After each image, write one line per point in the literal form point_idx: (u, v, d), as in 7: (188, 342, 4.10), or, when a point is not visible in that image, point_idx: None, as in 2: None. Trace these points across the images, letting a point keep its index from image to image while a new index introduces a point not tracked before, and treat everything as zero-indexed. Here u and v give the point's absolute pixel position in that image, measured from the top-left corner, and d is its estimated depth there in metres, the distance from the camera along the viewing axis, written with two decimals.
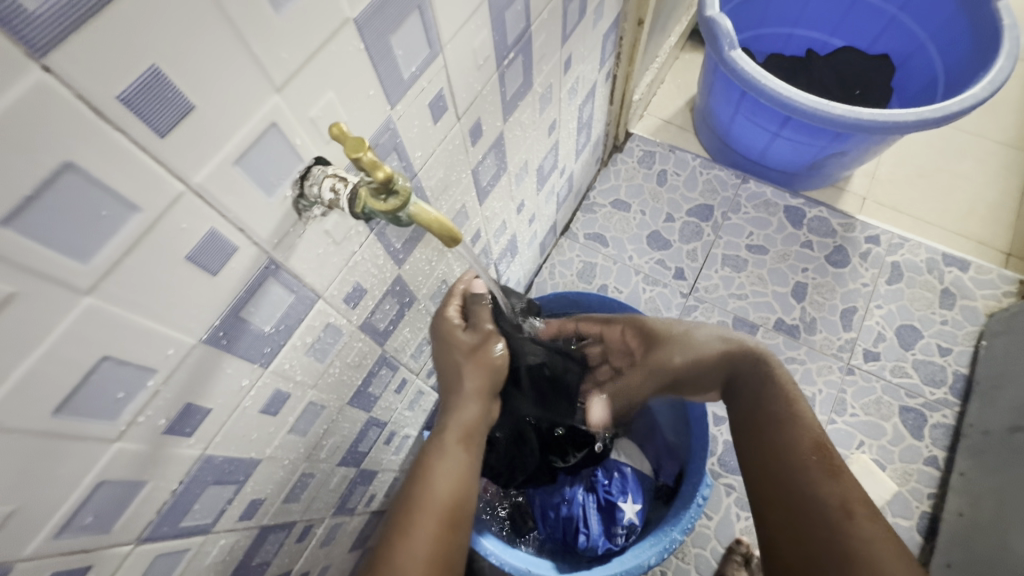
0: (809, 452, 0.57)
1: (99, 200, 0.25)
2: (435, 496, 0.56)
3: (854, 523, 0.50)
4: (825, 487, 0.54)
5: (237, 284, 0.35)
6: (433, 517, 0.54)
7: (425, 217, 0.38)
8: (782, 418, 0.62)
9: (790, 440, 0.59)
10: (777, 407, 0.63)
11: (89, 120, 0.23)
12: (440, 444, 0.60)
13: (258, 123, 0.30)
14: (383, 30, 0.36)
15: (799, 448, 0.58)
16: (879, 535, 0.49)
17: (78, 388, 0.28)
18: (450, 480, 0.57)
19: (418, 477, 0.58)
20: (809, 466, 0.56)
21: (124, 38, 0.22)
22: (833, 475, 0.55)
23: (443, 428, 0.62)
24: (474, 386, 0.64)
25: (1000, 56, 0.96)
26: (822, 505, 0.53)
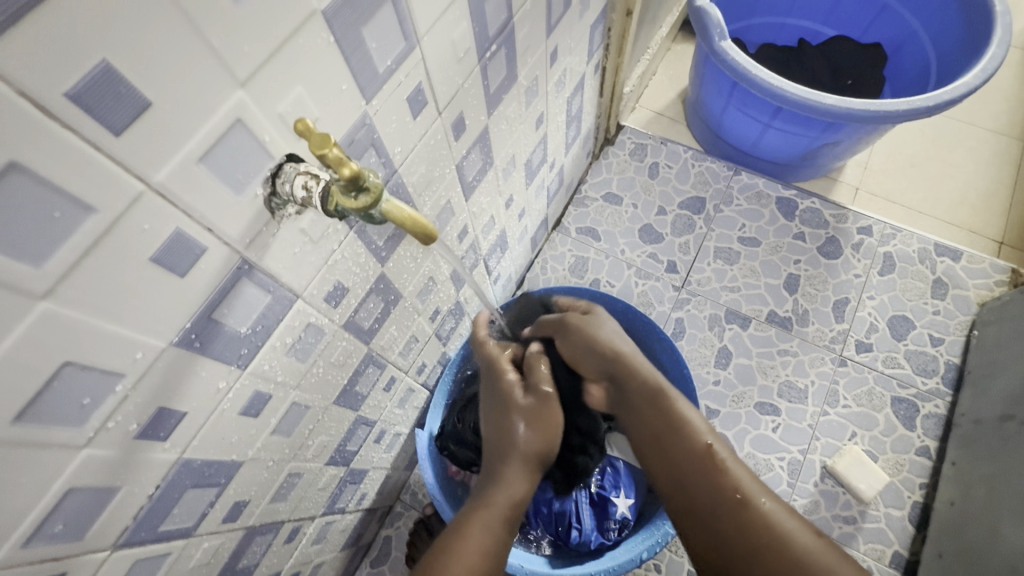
0: (704, 456, 0.60)
1: (51, 201, 0.24)
2: (467, 552, 0.55)
3: (754, 512, 0.55)
4: (722, 492, 0.58)
5: (209, 285, 0.34)
6: None
7: (397, 214, 0.37)
8: (670, 425, 0.64)
9: (685, 448, 0.62)
10: (665, 417, 0.64)
11: (34, 119, 0.22)
12: (481, 508, 0.59)
13: (221, 120, 0.30)
14: (354, 21, 0.35)
15: (694, 455, 0.61)
16: (776, 512, 0.55)
17: (39, 394, 0.27)
18: (482, 549, 0.55)
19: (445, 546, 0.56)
20: (704, 470, 0.60)
21: (66, 31, 0.21)
22: (729, 473, 0.59)
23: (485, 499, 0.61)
24: (526, 455, 0.65)
25: (992, 43, 0.95)
26: (726, 513, 0.57)
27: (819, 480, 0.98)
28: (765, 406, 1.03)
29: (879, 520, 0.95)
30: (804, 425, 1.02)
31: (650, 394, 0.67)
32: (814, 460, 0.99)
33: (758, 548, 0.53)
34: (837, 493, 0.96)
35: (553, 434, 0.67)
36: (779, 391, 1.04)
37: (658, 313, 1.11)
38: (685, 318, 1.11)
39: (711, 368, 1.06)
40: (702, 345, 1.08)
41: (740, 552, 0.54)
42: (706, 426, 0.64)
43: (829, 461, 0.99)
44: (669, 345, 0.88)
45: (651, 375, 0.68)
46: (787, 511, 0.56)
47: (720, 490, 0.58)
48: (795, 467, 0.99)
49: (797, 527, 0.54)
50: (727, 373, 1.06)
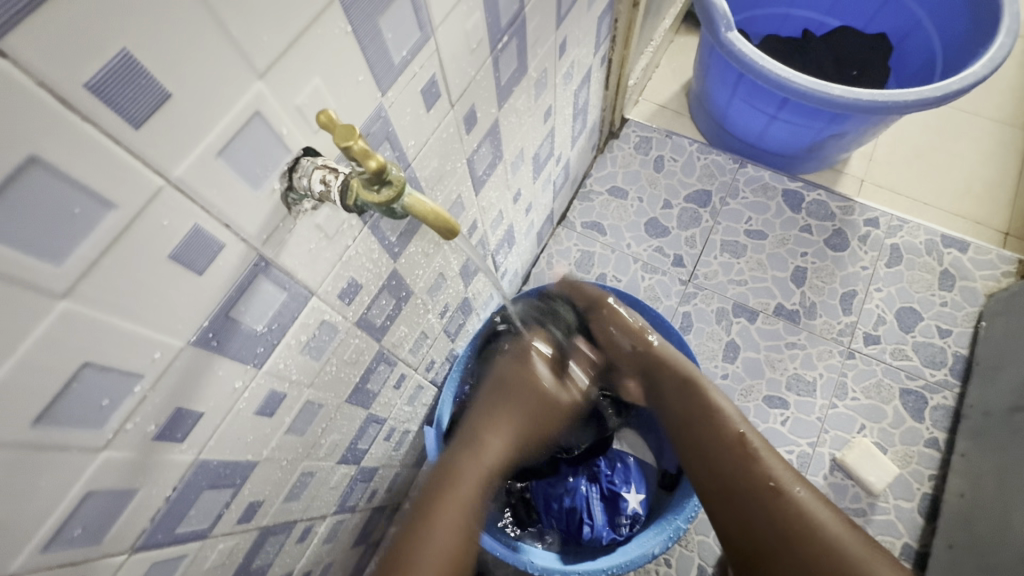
0: (738, 441, 0.62)
1: (69, 197, 0.23)
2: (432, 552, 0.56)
3: (787, 499, 0.56)
4: (757, 481, 0.59)
5: (225, 283, 0.33)
6: (437, 561, 0.55)
7: (421, 208, 0.36)
8: (702, 411, 0.67)
9: (720, 435, 0.64)
10: (703, 404, 0.68)
11: (53, 111, 0.21)
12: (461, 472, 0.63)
13: (240, 113, 0.29)
14: (370, 11, 0.34)
15: (728, 442, 0.63)
16: (811, 502, 0.56)
17: (58, 397, 0.27)
18: (452, 530, 0.58)
19: (424, 517, 0.58)
20: (733, 455, 0.62)
21: (88, 21, 0.20)
22: (763, 460, 0.60)
23: (466, 459, 0.65)
24: (506, 431, 0.69)
25: (1000, 32, 0.94)
26: (759, 497, 0.58)
27: (829, 472, 0.98)
28: (774, 400, 1.03)
29: (888, 512, 0.95)
30: (812, 418, 1.01)
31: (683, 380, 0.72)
32: (823, 452, 0.99)
33: (790, 533, 0.54)
34: (847, 486, 0.96)
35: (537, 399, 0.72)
36: (787, 384, 1.04)
37: (665, 307, 1.11)
38: (692, 312, 1.10)
39: (719, 362, 1.06)
40: (709, 339, 1.08)
41: (772, 535, 0.55)
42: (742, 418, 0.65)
43: (838, 454, 0.98)
44: (679, 339, 0.87)
45: (684, 363, 0.73)
46: (820, 501, 0.57)
47: (748, 473, 0.60)
48: (804, 460, 0.99)
49: (831, 517, 0.55)
50: (735, 367, 1.06)
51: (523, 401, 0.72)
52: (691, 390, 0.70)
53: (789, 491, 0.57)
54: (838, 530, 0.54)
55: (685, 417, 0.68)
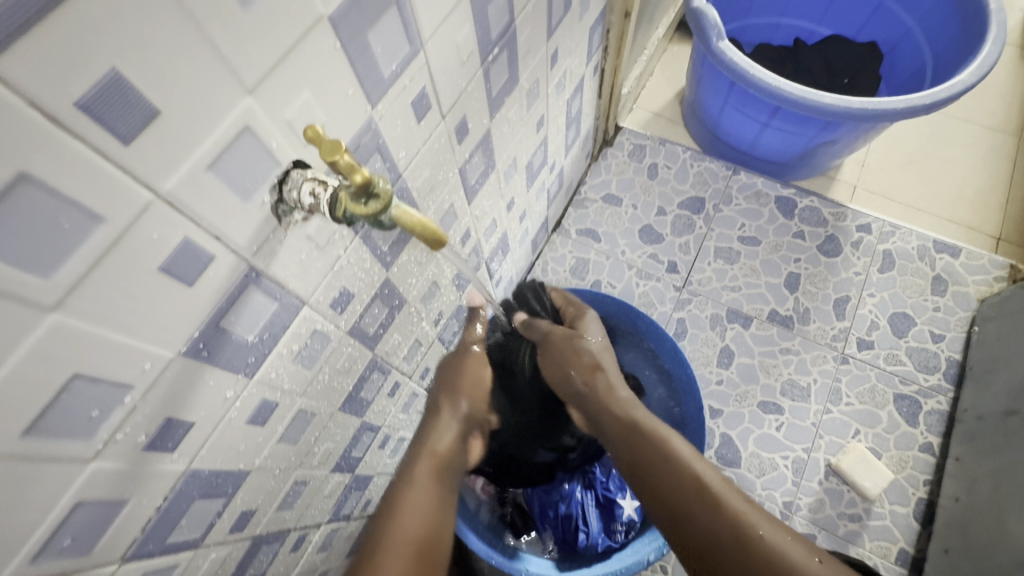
0: (695, 488, 0.58)
1: (59, 211, 0.24)
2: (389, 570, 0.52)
3: (756, 545, 0.52)
4: (722, 532, 0.54)
5: (216, 293, 0.34)
6: (404, 548, 0.55)
7: (408, 219, 0.37)
8: (656, 462, 0.62)
9: (675, 483, 0.59)
10: (648, 450, 0.63)
11: (43, 130, 0.22)
12: (418, 462, 0.65)
13: (229, 128, 0.29)
14: (359, 27, 0.34)
15: (683, 488, 0.58)
16: (780, 540, 0.53)
17: (47, 409, 0.27)
18: (420, 513, 0.59)
19: (386, 515, 0.58)
20: (692, 505, 0.57)
21: (79, 45, 0.21)
22: (724, 504, 0.56)
23: (420, 451, 0.66)
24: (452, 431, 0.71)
25: (987, 41, 0.96)
26: (729, 549, 0.54)
27: (824, 478, 0.98)
28: (769, 405, 1.03)
29: (884, 518, 0.95)
30: (807, 424, 1.02)
31: (631, 429, 0.66)
32: (819, 458, 0.99)
33: None
34: (842, 491, 0.96)
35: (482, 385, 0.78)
36: (782, 390, 1.04)
37: (660, 313, 1.11)
38: (687, 318, 1.11)
39: (714, 368, 1.06)
40: (704, 345, 1.08)
41: None
42: (693, 454, 0.61)
43: (833, 459, 0.99)
44: (672, 345, 0.88)
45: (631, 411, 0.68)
46: (788, 537, 0.53)
47: (713, 524, 0.55)
48: (799, 466, 0.99)
49: (802, 552, 0.52)
50: (730, 373, 1.06)
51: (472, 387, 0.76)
52: (634, 436, 0.65)
53: (749, 532, 0.53)
54: (803, 557, 0.51)
55: (636, 470, 0.64)
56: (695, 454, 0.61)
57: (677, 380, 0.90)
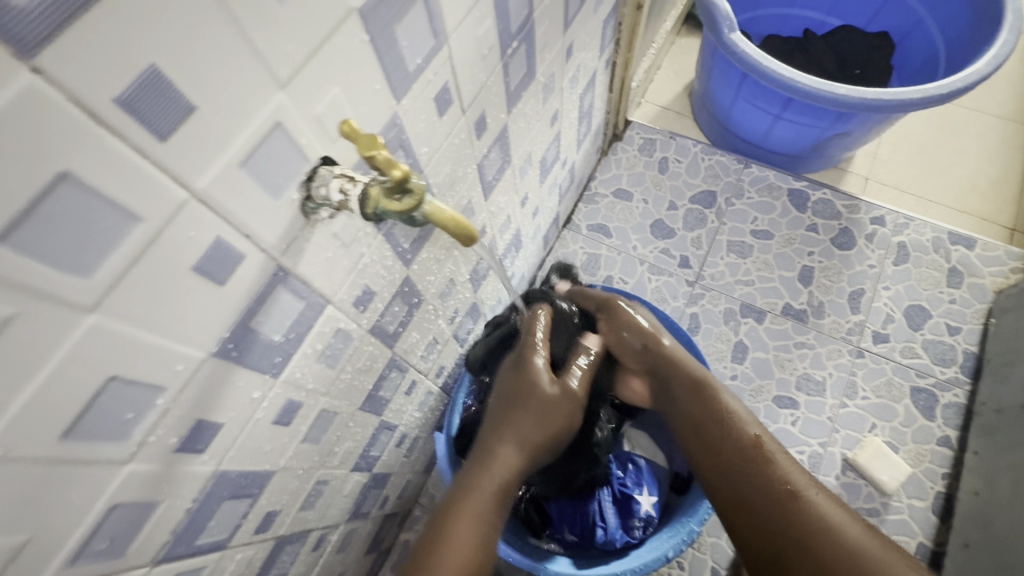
0: (752, 444, 0.61)
1: (98, 210, 0.23)
2: (450, 564, 0.52)
3: (802, 506, 0.54)
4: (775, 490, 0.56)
5: (246, 292, 0.33)
6: None
7: (440, 216, 0.36)
8: (714, 413, 0.65)
9: (731, 437, 0.62)
10: (718, 421, 0.64)
11: (84, 126, 0.21)
12: (479, 486, 0.58)
13: (262, 124, 0.29)
14: (387, 20, 0.34)
15: (736, 443, 0.62)
16: (826, 506, 0.54)
17: (85, 411, 0.27)
18: (468, 544, 0.54)
19: (439, 535, 0.54)
20: (745, 457, 0.60)
21: (121, 42, 0.21)
22: (779, 463, 0.58)
23: (480, 473, 0.59)
24: (527, 440, 0.61)
25: (1004, 29, 0.94)
26: (776, 504, 0.56)
27: (841, 472, 0.97)
28: (784, 400, 1.02)
29: (902, 512, 0.94)
30: (823, 418, 1.01)
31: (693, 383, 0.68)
32: (835, 452, 0.99)
33: (817, 546, 0.51)
34: (859, 485, 0.96)
35: (558, 420, 0.63)
36: (797, 384, 1.03)
37: (672, 309, 1.11)
38: (700, 313, 1.10)
39: (728, 363, 1.06)
40: (718, 340, 1.08)
41: (786, 545, 0.54)
42: (751, 417, 0.64)
43: (850, 454, 0.98)
44: (688, 341, 0.87)
45: (695, 367, 0.70)
46: (836, 504, 0.55)
47: (764, 478, 0.58)
48: (815, 461, 0.98)
49: (857, 530, 0.52)
50: (744, 367, 1.05)
51: (544, 415, 0.62)
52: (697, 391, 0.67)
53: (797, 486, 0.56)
54: (857, 531, 0.52)
55: (709, 443, 0.64)
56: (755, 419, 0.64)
57: None
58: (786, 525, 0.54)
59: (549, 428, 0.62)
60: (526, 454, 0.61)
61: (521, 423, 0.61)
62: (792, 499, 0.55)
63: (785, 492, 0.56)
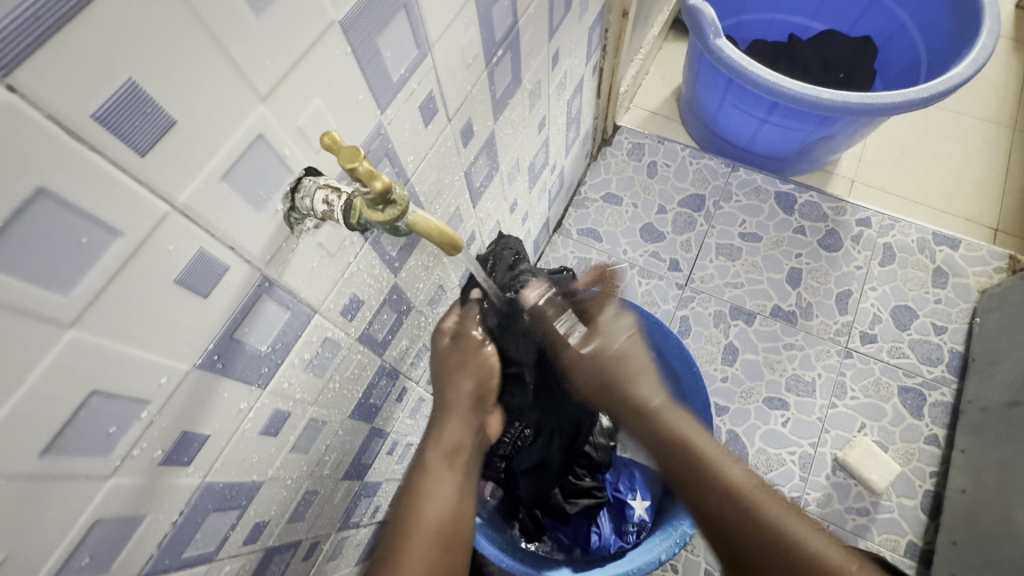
0: (743, 504, 0.55)
1: (76, 226, 0.23)
2: (429, 517, 0.54)
3: (812, 560, 0.52)
4: (783, 554, 0.52)
5: (230, 305, 0.33)
6: (427, 537, 0.53)
7: (424, 225, 0.37)
8: (695, 468, 0.58)
9: (717, 497, 0.57)
10: (709, 477, 0.58)
11: (60, 141, 0.21)
12: (432, 451, 0.59)
13: (243, 137, 0.29)
14: (369, 30, 0.34)
15: (727, 504, 0.56)
16: (834, 555, 0.52)
17: (65, 427, 0.27)
18: (441, 499, 0.56)
19: (407, 503, 0.55)
20: (741, 520, 0.55)
21: (98, 57, 0.21)
22: (779, 519, 0.54)
23: (430, 442, 0.60)
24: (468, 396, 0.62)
25: (982, 33, 0.96)
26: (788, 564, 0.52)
27: (831, 472, 0.98)
28: (774, 402, 1.03)
29: (891, 511, 0.95)
30: (813, 419, 1.02)
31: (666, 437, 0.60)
32: (825, 453, 0.99)
33: None
34: (850, 485, 0.97)
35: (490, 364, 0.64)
36: (786, 385, 1.04)
37: (663, 312, 1.11)
38: (690, 315, 1.11)
39: (718, 365, 1.06)
40: (708, 342, 1.08)
41: None
42: (740, 469, 0.58)
43: (840, 454, 0.99)
44: (678, 343, 0.87)
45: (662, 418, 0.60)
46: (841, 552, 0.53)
47: (770, 541, 0.53)
48: (806, 461, 0.99)
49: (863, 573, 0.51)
50: (734, 369, 1.06)
51: (479, 369, 0.63)
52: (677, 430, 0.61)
53: (801, 543, 0.53)
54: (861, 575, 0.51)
55: (700, 505, 0.58)
56: (738, 466, 0.58)
57: (683, 378, 0.90)
58: None
59: (490, 375, 0.64)
60: (478, 409, 0.63)
61: (456, 386, 0.61)
62: (798, 555, 0.52)
63: (777, 559, 0.53)
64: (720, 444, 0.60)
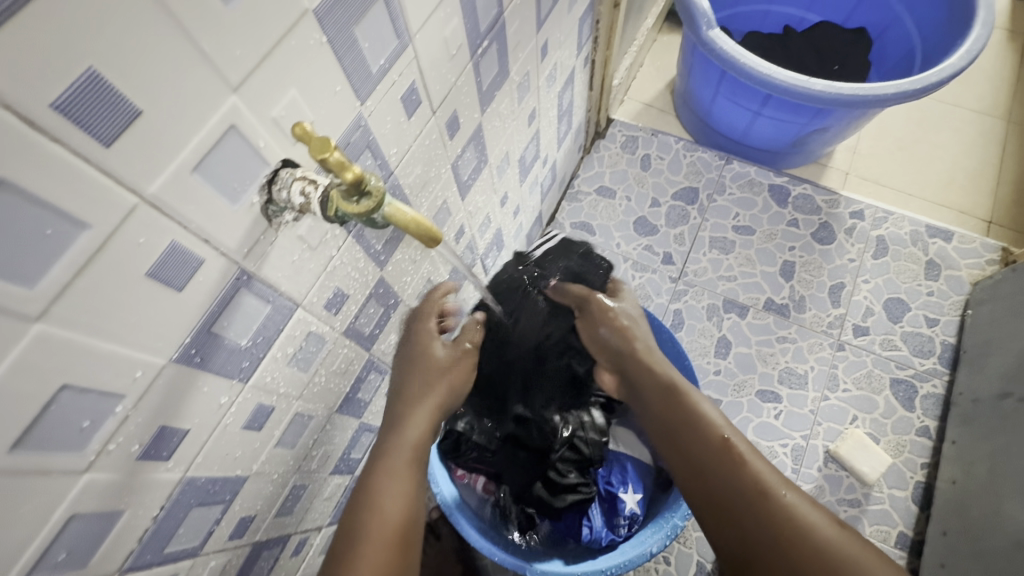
0: (722, 447, 0.60)
1: (39, 218, 0.23)
2: (386, 514, 0.51)
3: (773, 504, 0.55)
4: (748, 488, 0.57)
5: (206, 298, 0.33)
6: (381, 537, 0.50)
7: (401, 217, 0.36)
8: (685, 421, 0.65)
9: (701, 442, 0.62)
10: (726, 467, 0.59)
11: (19, 132, 0.21)
12: (392, 446, 0.56)
13: (214, 128, 0.28)
14: (345, 20, 0.34)
15: (708, 447, 0.61)
16: (798, 503, 0.55)
17: (36, 421, 0.26)
18: (397, 498, 0.53)
19: (362, 500, 0.52)
20: (719, 463, 0.59)
21: (55, 44, 0.20)
22: (749, 465, 0.58)
23: (390, 438, 0.57)
24: (435, 399, 0.61)
25: (976, 25, 0.96)
26: (748, 505, 0.56)
27: (823, 464, 0.98)
28: (766, 394, 1.03)
29: (882, 502, 0.96)
30: (805, 411, 1.02)
31: (665, 387, 0.69)
32: (817, 444, 1.00)
33: (784, 545, 0.52)
34: (841, 477, 0.97)
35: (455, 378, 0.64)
36: (779, 378, 1.04)
37: (656, 305, 1.11)
38: (683, 309, 1.11)
39: (711, 358, 1.06)
40: (701, 335, 1.08)
41: (764, 542, 0.53)
42: (723, 419, 0.63)
43: (831, 446, 0.99)
44: (669, 337, 0.87)
45: (665, 372, 0.70)
46: (807, 502, 0.55)
47: (738, 481, 0.57)
48: (798, 453, 0.99)
49: (823, 521, 0.53)
50: (727, 362, 1.06)
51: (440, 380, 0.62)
52: (691, 427, 0.63)
53: (769, 487, 0.56)
54: (821, 522, 0.53)
55: (682, 450, 0.63)
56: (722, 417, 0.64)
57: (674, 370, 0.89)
58: (762, 531, 0.54)
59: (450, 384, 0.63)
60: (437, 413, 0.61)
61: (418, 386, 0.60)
62: (762, 498, 0.55)
63: (745, 498, 0.56)
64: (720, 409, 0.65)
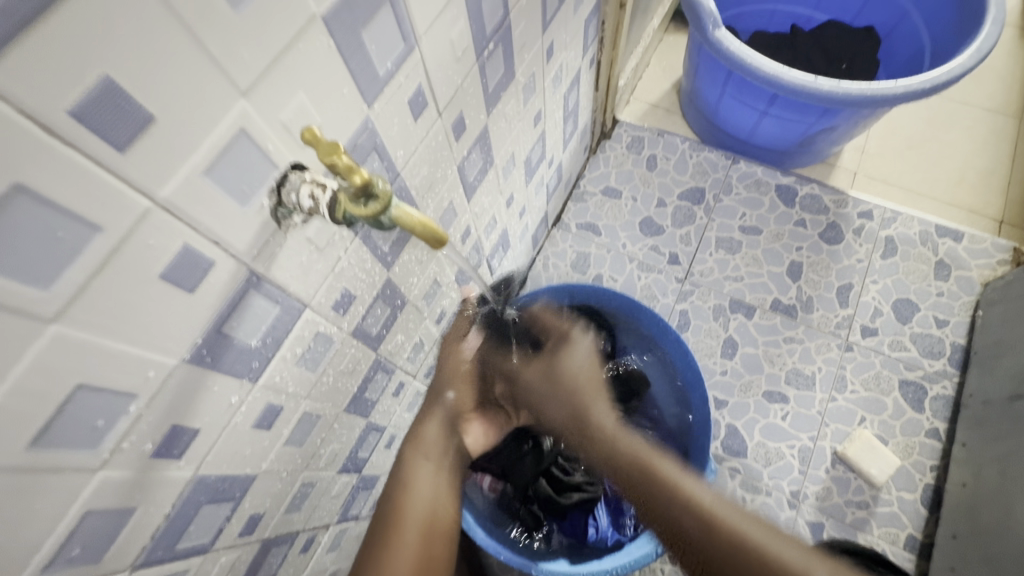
0: (652, 478, 0.61)
1: (55, 221, 0.23)
2: (411, 510, 0.59)
3: (722, 531, 0.55)
4: (693, 518, 0.57)
5: (217, 299, 0.34)
6: (410, 529, 0.57)
7: (408, 220, 0.36)
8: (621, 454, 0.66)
9: (637, 476, 0.63)
10: (667, 501, 0.59)
11: (36, 138, 0.21)
12: (410, 449, 0.64)
13: (225, 132, 0.29)
14: (353, 24, 0.34)
15: (641, 482, 0.62)
16: (743, 523, 0.56)
17: (52, 419, 0.27)
18: (423, 490, 0.61)
19: (393, 489, 0.60)
20: (658, 496, 0.60)
21: (71, 52, 0.21)
22: (685, 492, 0.59)
23: (409, 439, 0.65)
24: (444, 407, 0.69)
25: (986, 22, 0.95)
26: (698, 535, 0.57)
27: (830, 466, 0.98)
28: (773, 395, 1.03)
29: (891, 504, 0.95)
30: (813, 412, 1.01)
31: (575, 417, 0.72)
32: (824, 446, 0.99)
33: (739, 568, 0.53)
34: (849, 479, 0.96)
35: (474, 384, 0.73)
36: (786, 379, 1.04)
37: (662, 306, 1.11)
38: (690, 309, 1.10)
39: (718, 359, 1.06)
40: (707, 336, 1.08)
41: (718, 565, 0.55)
42: (648, 448, 0.65)
43: (839, 447, 0.99)
44: (676, 337, 0.87)
45: (559, 403, 0.73)
46: (751, 520, 0.56)
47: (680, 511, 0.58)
48: (805, 455, 0.99)
49: (767, 536, 0.54)
50: (734, 363, 1.06)
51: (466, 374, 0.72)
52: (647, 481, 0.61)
53: (712, 515, 0.57)
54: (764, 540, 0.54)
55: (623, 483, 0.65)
56: (647, 445, 0.66)
57: (680, 371, 0.89)
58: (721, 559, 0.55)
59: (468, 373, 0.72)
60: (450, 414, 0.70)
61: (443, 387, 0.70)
62: (710, 529, 0.56)
63: (695, 527, 0.57)
64: (630, 436, 0.68)
